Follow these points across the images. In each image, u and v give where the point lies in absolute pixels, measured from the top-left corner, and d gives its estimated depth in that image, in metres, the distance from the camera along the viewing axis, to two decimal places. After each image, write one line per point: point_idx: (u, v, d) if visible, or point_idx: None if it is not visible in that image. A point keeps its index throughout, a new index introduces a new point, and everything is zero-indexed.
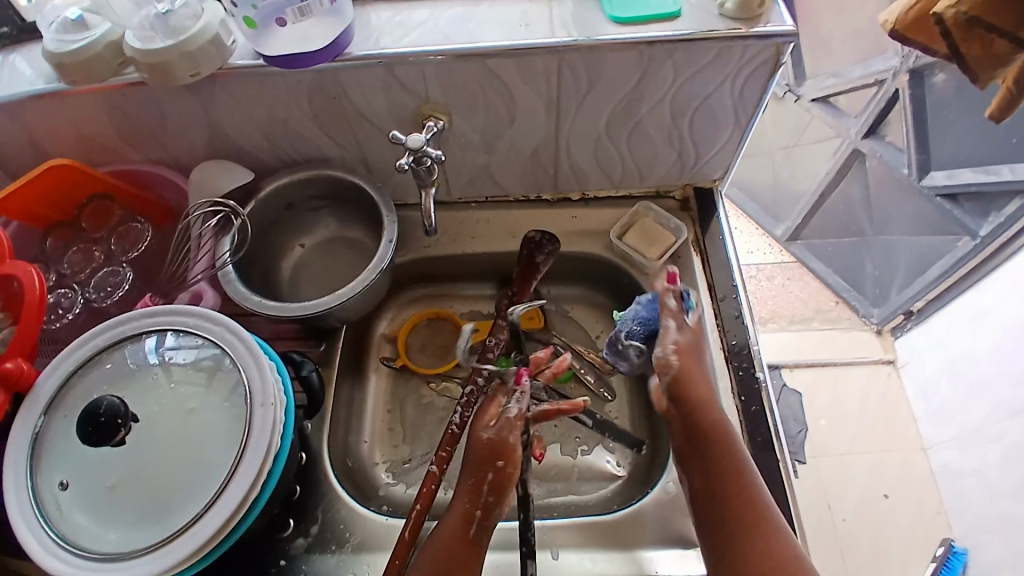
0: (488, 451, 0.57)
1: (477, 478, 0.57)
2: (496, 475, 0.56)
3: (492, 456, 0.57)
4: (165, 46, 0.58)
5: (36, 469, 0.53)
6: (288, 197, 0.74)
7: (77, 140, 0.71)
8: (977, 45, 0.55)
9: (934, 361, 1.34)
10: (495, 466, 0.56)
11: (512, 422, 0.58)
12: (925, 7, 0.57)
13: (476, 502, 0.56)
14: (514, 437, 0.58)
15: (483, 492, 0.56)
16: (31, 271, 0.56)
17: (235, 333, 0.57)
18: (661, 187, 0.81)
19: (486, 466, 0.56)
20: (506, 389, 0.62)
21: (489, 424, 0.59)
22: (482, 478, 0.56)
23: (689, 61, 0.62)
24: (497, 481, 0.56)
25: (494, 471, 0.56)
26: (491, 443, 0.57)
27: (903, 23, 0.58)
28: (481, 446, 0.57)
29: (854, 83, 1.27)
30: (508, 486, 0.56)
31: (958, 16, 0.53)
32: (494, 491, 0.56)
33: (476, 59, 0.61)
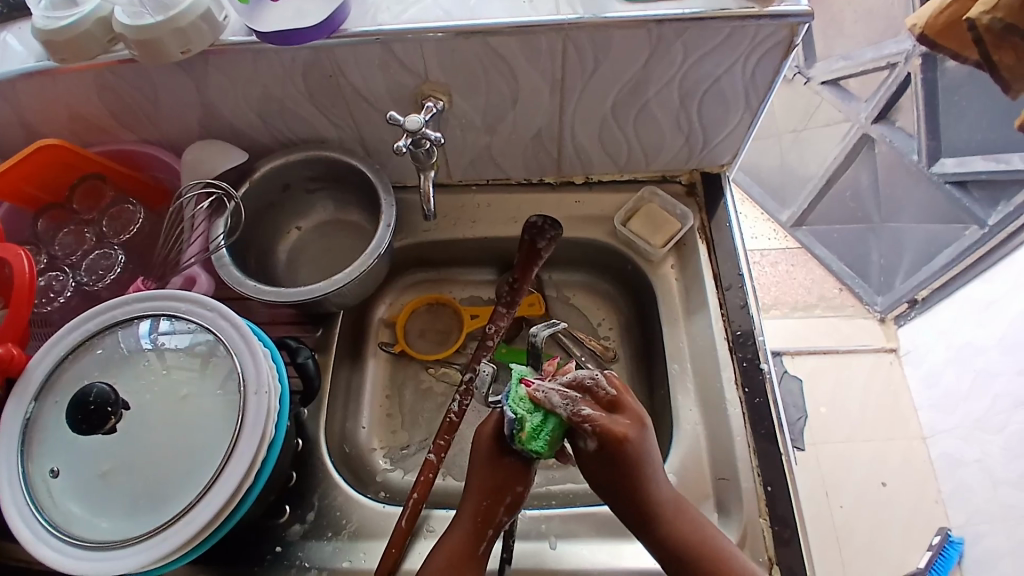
0: (510, 475, 0.55)
1: (494, 498, 0.55)
2: (512, 498, 0.55)
3: (511, 481, 0.55)
4: (155, 22, 0.56)
5: (28, 456, 0.52)
6: (284, 177, 0.72)
7: (68, 118, 0.69)
8: (1010, 55, 0.57)
9: (937, 350, 1.33)
10: (514, 492, 0.55)
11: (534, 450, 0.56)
12: (954, 14, 0.60)
13: (486, 519, 0.55)
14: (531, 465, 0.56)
15: (496, 512, 0.55)
16: (21, 254, 0.55)
17: (229, 319, 0.56)
18: (667, 171, 0.79)
19: (506, 490, 0.55)
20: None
21: (511, 449, 0.56)
22: (499, 501, 0.55)
23: (700, 42, 0.59)
24: (511, 505, 0.55)
25: (512, 496, 0.55)
26: (512, 469, 0.55)
27: (934, 29, 0.61)
28: (501, 470, 0.55)
29: (866, 66, 1.24)
30: (521, 507, 0.56)
31: (993, 23, 0.55)
32: (509, 511, 0.56)
33: (477, 36, 0.58)
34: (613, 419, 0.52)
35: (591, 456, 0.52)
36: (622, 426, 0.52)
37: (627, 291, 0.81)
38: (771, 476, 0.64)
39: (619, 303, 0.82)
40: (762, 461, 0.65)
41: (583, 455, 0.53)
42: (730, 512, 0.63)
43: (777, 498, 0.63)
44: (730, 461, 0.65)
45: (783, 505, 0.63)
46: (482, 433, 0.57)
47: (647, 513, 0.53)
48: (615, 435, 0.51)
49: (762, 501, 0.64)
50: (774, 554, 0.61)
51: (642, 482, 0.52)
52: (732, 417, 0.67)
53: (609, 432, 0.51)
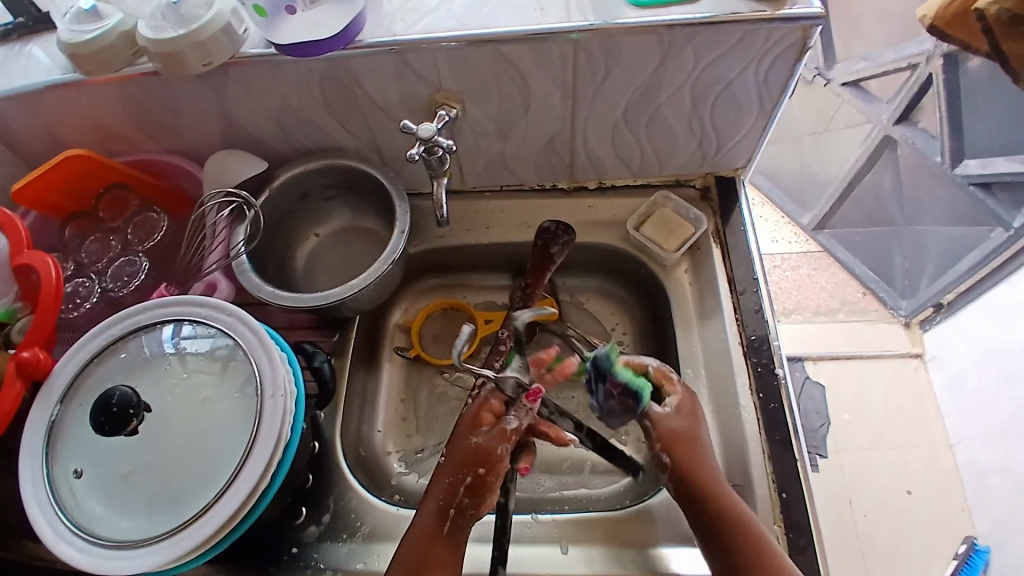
0: (474, 455, 0.57)
1: (456, 478, 0.57)
2: (474, 480, 0.56)
3: (474, 460, 0.57)
4: (176, 36, 0.58)
5: (52, 458, 0.54)
6: (302, 186, 0.73)
7: (94, 129, 0.71)
8: (1019, 45, 0.58)
9: (963, 355, 1.30)
10: (476, 472, 0.56)
11: (505, 432, 0.58)
12: (963, 4, 0.61)
13: (449, 500, 0.56)
14: (501, 447, 0.58)
15: (458, 492, 0.56)
16: (48, 261, 0.57)
17: (247, 324, 0.57)
18: (680, 175, 0.78)
19: (468, 469, 0.57)
20: (505, 395, 0.62)
21: (481, 430, 0.59)
22: (461, 480, 0.56)
23: (710, 46, 0.59)
24: (472, 487, 0.56)
25: (473, 475, 0.56)
26: (477, 448, 0.57)
27: (943, 20, 0.62)
28: (467, 449, 0.58)
29: (886, 67, 1.21)
30: (487, 492, 0.56)
31: (1000, 13, 0.57)
32: (471, 493, 0.56)
33: (488, 45, 0.59)
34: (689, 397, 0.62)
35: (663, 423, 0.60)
36: (693, 402, 0.61)
37: (641, 296, 0.81)
38: (786, 483, 0.64)
39: (634, 308, 0.82)
40: (777, 467, 0.64)
41: (653, 431, 0.60)
42: None
43: (792, 505, 0.63)
44: (744, 468, 0.65)
45: (799, 513, 0.62)
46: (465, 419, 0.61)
47: (697, 486, 0.57)
48: (688, 406, 0.61)
49: (777, 508, 0.63)
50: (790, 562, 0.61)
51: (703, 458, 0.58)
52: (746, 423, 0.66)
53: (684, 401, 0.61)
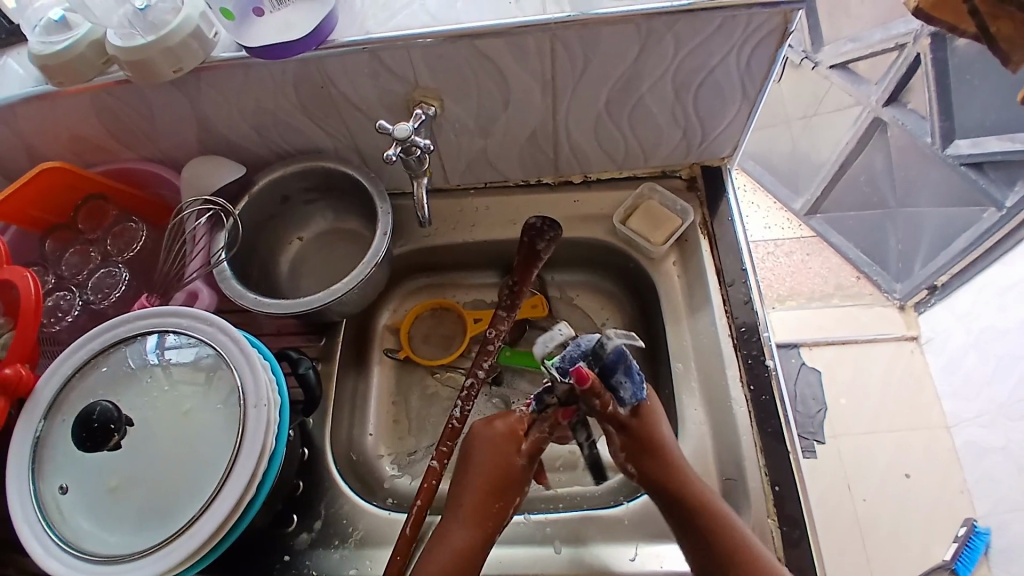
0: (519, 476, 0.59)
1: (502, 497, 0.58)
2: (517, 498, 0.59)
3: (519, 481, 0.59)
4: (146, 42, 0.57)
5: (38, 473, 0.54)
6: (282, 189, 0.72)
7: (70, 140, 0.70)
8: (1008, 24, 0.57)
9: (959, 336, 1.30)
10: (520, 491, 0.59)
11: (540, 451, 0.61)
12: None
13: (494, 523, 0.57)
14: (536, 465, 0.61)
15: (503, 515, 0.58)
16: (27, 276, 0.56)
17: (228, 333, 0.57)
18: (666, 165, 0.78)
19: (515, 490, 0.58)
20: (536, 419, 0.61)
21: (523, 450, 0.59)
22: (507, 501, 0.58)
23: (690, 34, 0.58)
24: (515, 505, 0.59)
25: (518, 494, 0.59)
26: (521, 470, 0.59)
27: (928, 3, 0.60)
28: (514, 472, 0.59)
29: (874, 48, 1.19)
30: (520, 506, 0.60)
31: None
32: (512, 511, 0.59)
33: (463, 40, 0.58)
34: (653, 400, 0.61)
35: (634, 426, 0.58)
36: (655, 404, 0.60)
37: (631, 289, 0.80)
38: (779, 475, 0.63)
39: (624, 302, 0.81)
40: (769, 459, 0.64)
41: (615, 437, 0.59)
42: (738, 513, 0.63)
43: (785, 497, 0.62)
44: (737, 462, 0.64)
45: (792, 505, 0.62)
46: (500, 438, 0.59)
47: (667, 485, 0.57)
48: (647, 411, 0.59)
49: (770, 500, 0.62)
50: (784, 554, 0.60)
51: (682, 472, 0.57)
52: (737, 415, 0.66)
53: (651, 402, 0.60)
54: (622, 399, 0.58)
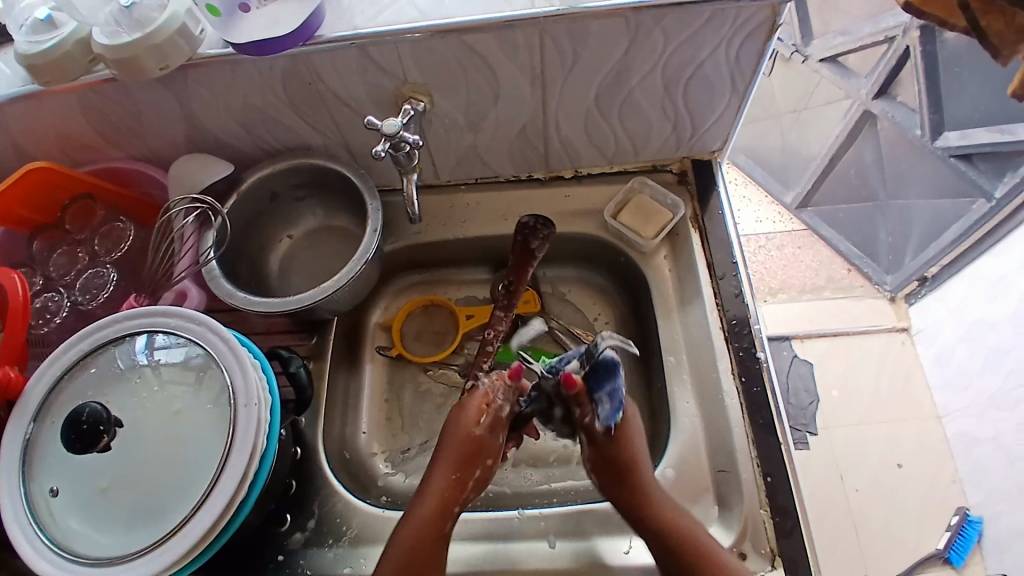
0: (480, 446, 0.59)
1: (463, 470, 0.58)
2: (481, 471, 0.59)
3: (481, 453, 0.59)
4: (132, 40, 0.56)
5: (29, 475, 0.53)
6: (272, 186, 0.72)
7: (54, 139, 0.69)
8: (998, 20, 0.59)
9: (949, 327, 1.31)
10: (483, 464, 0.59)
11: (503, 422, 0.61)
12: None
13: (453, 496, 0.57)
14: (500, 436, 0.60)
15: (464, 488, 0.58)
16: (14, 276, 0.56)
17: (217, 332, 0.56)
18: (657, 160, 0.78)
19: (476, 463, 0.59)
20: (501, 394, 0.61)
21: (484, 420, 0.60)
22: (467, 474, 0.58)
23: (679, 27, 0.58)
24: (477, 480, 0.59)
25: (481, 467, 0.59)
26: (482, 441, 0.59)
27: None
28: (475, 443, 0.59)
29: (864, 41, 1.19)
30: (486, 482, 0.60)
31: None
32: (475, 485, 0.59)
33: (452, 34, 0.58)
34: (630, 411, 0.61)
35: (608, 445, 0.59)
36: (635, 418, 0.61)
37: (622, 284, 0.81)
38: (771, 467, 0.64)
39: (616, 297, 0.82)
40: (761, 452, 0.64)
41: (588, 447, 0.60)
42: (731, 505, 0.63)
43: (777, 489, 0.63)
44: (729, 454, 0.65)
45: (784, 497, 0.62)
46: (465, 408, 0.61)
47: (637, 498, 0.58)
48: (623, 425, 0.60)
49: (763, 492, 0.63)
50: (776, 545, 0.61)
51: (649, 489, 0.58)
52: (729, 408, 0.66)
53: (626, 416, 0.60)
54: (599, 416, 0.59)
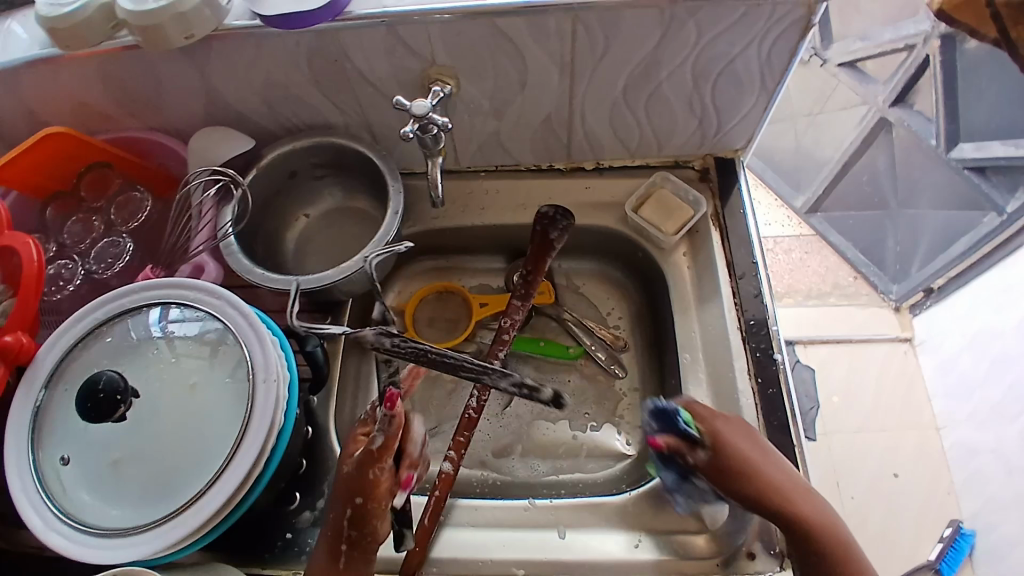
0: (347, 481, 0.53)
1: (338, 511, 0.54)
2: (355, 511, 0.53)
3: (351, 491, 0.53)
4: (158, 7, 0.55)
5: (39, 445, 0.53)
6: (291, 164, 0.71)
7: (74, 107, 0.68)
8: None
9: (953, 340, 1.31)
10: (353, 503, 0.53)
11: (372, 455, 0.52)
12: None
13: (338, 535, 0.54)
14: (372, 471, 0.52)
15: (343, 526, 0.53)
16: (30, 244, 0.56)
17: (236, 307, 0.56)
18: (679, 155, 0.77)
19: (343, 503, 0.53)
20: (374, 415, 0.56)
21: (354, 453, 0.54)
22: (342, 514, 0.53)
23: (713, 22, 0.58)
24: (357, 517, 0.53)
25: (352, 507, 0.53)
26: (349, 478, 0.53)
27: (952, 5, 0.63)
28: (343, 480, 0.53)
29: (884, 47, 1.21)
30: (371, 521, 0.53)
31: None
32: (355, 525, 0.53)
33: (483, 18, 0.57)
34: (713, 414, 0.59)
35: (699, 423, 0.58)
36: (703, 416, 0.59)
37: (639, 279, 0.80)
38: None
39: (631, 291, 0.81)
40: None
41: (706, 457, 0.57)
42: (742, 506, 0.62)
43: None
44: None
45: None
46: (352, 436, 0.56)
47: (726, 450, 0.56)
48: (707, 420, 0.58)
49: None
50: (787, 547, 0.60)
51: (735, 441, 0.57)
52: (744, 407, 0.66)
53: (718, 425, 0.57)
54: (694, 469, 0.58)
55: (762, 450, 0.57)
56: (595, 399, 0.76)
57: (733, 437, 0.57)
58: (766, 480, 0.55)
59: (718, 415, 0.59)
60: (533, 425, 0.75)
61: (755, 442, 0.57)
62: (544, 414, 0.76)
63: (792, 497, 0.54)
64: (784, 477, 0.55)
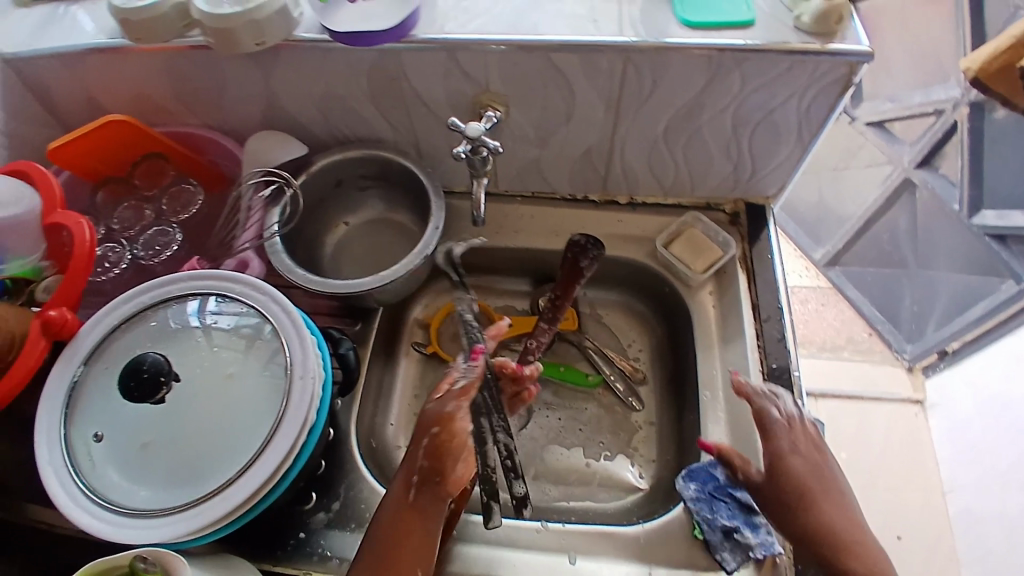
0: (427, 417, 0.59)
1: (416, 443, 0.58)
2: (431, 442, 0.57)
3: (427, 424, 0.58)
4: (233, 13, 0.58)
5: (71, 419, 0.54)
6: (337, 173, 0.74)
7: (136, 98, 0.72)
8: None
9: (963, 404, 1.29)
10: (430, 433, 0.58)
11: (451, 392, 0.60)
12: (1008, 60, 0.63)
13: (411, 470, 0.57)
14: (450, 406, 0.59)
15: (417, 461, 0.57)
16: (83, 223, 0.59)
17: (280, 304, 0.57)
18: (711, 198, 0.79)
19: (422, 432, 0.58)
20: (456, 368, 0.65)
21: (435, 394, 0.61)
22: (418, 446, 0.58)
23: (757, 74, 0.61)
24: (433, 453, 0.57)
25: (429, 438, 0.57)
26: (429, 411, 0.59)
27: (986, 75, 0.65)
28: (425, 414, 0.59)
29: (912, 110, 1.28)
30: (446, 453, 0.57)
31: None
32: (430, 456, 0.57)
33: (539, 51, 0.60)
34: (792, 427, 0.62)
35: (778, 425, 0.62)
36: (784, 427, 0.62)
37: (663, 314, 0.81)
38: None
39: (653, 325, 0.82)
40: None
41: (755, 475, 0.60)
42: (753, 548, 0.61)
43: None
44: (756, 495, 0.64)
45: None
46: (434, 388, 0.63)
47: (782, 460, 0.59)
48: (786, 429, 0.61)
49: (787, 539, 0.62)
50: None
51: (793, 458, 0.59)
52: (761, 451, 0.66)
53: (784, 438, 0.61)
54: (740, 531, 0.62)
55: (817, 470, 0.59)
56: (610, 429, 0.77)
57: (794, 455, 0.60)
58: (810, 502, 0.57)
59: (792, 430, 0.61)
60: (547, 449, 0.76)
61: (819, 465, 0.59)
62: (559, 439, 0.76)
63: (836, 525, 0.56)
64: (832, 504, 0.57)
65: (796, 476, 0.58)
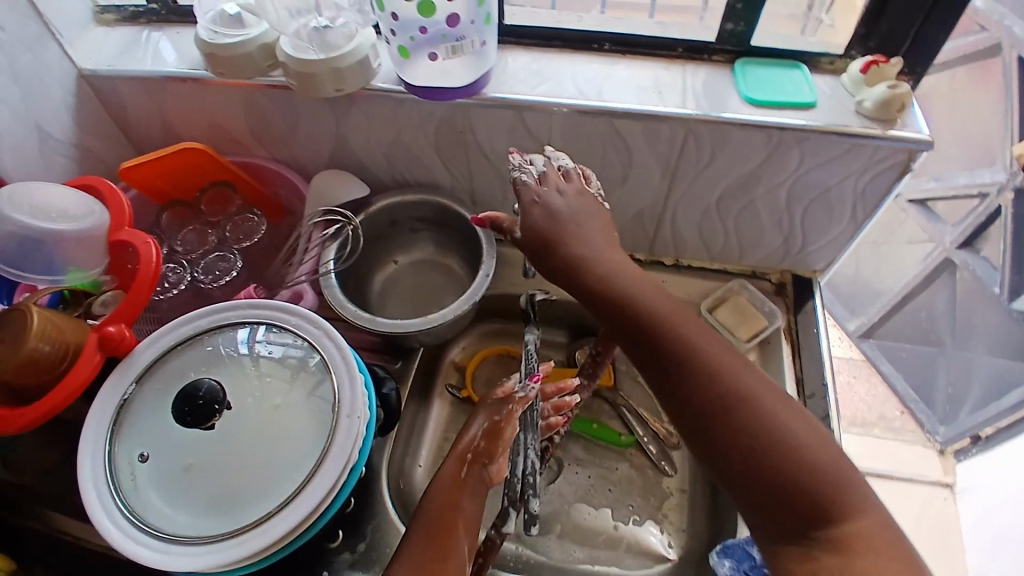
0: (491, 407, 0.61)
1: (475, 426, 0.60)
2: (491, 428, 0.59)
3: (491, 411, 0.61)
4: (317, 59, 0.61)
5: (117, 437, 0.55)
6: (393, 214, 0.76)
7: (210, 126, 0.75)
8: None
9: (994, 495, 1.23)
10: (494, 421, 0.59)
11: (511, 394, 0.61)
12: None
13: (464, 451, 0.58)
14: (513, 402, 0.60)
15: (476, 443, 0.58)
16: (149, 243, 0.62)
17: (333, 339, 0.59)
18: (758, 267, 0.79)
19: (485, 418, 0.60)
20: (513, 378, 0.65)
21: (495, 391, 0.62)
22: (476, 435, 0.59)
23: (818, 152, 0.61)
24: (490, 438, 0.58)
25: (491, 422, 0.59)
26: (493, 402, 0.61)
27: None
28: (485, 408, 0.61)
29: (957, 190, 1.25)
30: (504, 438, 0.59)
31: None
32: (487, 439, 0.58)
33: (604, 116, 0.62)
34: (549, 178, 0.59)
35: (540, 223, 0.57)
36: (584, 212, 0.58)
37: None
38: None
39: None
40: None
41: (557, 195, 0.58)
42: None
43: None
44: None
45: None
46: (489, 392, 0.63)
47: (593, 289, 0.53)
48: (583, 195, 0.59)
49: None
50: None
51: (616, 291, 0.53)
52: None
53: (570, 222, 0.56)
54: None
55: (666, 305, 0.52)
56: (641, 493, 0.75)
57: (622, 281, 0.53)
58: (645, 328, 0.50)
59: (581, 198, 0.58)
60: (573, 508, 0.74)
61: (651, 287, 0.54)
62: (588, 498, 0.75)
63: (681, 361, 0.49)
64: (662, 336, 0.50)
65: (588, 261, 0.54)
